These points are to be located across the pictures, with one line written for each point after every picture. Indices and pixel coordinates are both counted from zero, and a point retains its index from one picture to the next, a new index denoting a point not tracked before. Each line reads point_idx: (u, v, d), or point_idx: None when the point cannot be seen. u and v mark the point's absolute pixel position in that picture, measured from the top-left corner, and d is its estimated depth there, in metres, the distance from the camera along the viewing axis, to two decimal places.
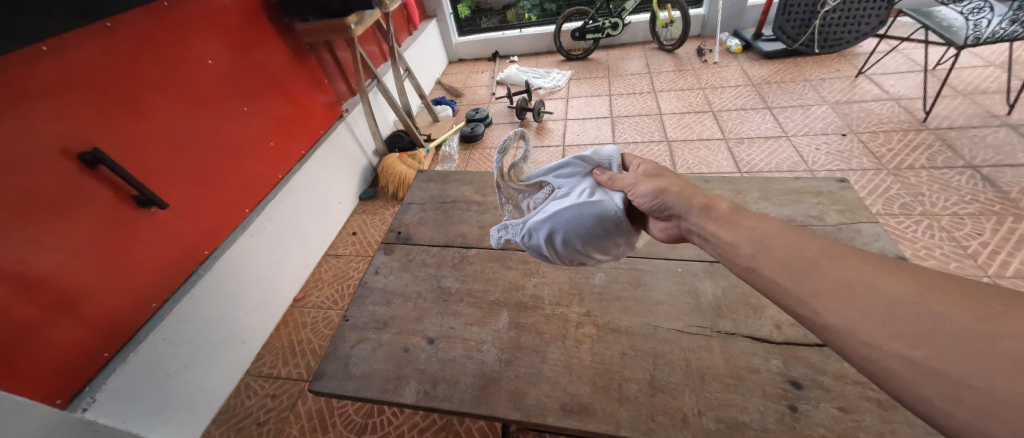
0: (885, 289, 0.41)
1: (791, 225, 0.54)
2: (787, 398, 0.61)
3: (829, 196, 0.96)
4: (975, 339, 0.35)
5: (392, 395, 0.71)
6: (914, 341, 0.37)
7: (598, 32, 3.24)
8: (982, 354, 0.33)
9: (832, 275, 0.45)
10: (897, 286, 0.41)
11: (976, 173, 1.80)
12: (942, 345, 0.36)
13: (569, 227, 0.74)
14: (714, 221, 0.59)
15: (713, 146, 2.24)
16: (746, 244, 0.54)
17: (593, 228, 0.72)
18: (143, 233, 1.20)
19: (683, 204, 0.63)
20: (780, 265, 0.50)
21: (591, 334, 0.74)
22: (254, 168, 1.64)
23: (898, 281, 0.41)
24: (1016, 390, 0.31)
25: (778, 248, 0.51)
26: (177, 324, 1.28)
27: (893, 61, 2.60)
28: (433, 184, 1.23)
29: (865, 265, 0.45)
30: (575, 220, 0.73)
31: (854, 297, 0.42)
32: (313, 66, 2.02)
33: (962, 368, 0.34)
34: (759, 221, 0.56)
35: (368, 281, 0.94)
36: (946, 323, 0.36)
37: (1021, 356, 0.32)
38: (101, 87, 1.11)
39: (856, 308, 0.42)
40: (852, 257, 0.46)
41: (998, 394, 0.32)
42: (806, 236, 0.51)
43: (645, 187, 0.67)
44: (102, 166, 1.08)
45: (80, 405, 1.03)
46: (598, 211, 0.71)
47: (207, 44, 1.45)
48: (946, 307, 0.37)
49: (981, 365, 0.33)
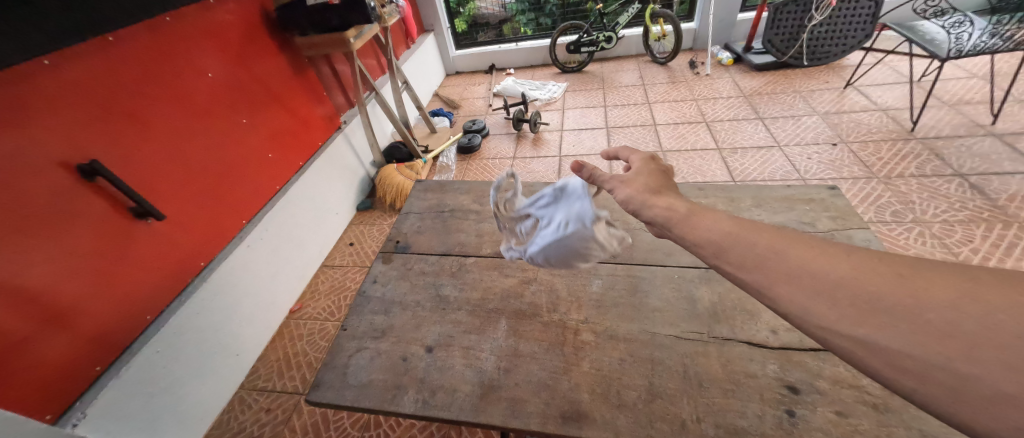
0: (828, 274, 0.43)
1: (741, 219, 0.54)
2: (784, 402, 0.61)
3: (821, 203, 0.97)
4: (909, 313, 0.37)
5: (391, 405, 0.70)
6: (864, 323, 0.39)
7: (593, 45, 3.32)
8: (922, 331, 0.36)
9: (784, 266, 0.46)
10: (838, 268, 0.43)
11: (964, 181, 1.83)
12: (887, 325, 0.38)
13: (542, 246, 0.80)
14: (677, 224, 0.58)
15: (707, 156, 2.27)
16: (705, 244, 0.54)
17: (562, 250, 0.78)
18: (139, 245, 1.19)
19: (649, 208, 0.63)
20: (739, 259, 0.50)
21: (590, 341, 0.74)
22: (253, 179, 1.65)
23: (838, 265, 0.43)
24: (969, 364, 0.33)
25: (732, 245, 0.51)
26: (172, 336, 1.27)
27: (880, 73, 2.67)
28: (431, 193, 1.24)
29: (808, 251, 0.46)
30: (562, 252, 0.78)
31: (804, 284, 0.44)
32: (312, 78, 2.04)
33: (909, 346, 0.36)
34: (713, 217, 0.56)
35: (366, 291, 0.94)
36: (886, 301, 0.39)
37: (956, 330, 0.34)
38: (100, 100, 1.12)
39: (805, 295, 0.43)
40: (795, 244, 0.47)
41: (957, 369, 0.33)
42: (754, 228, 0.52)
43: (623, 193, 0.66)
44: (100, 178, 1.09)
45: (70, 421, 1.02)
46: (566, 237, 0.76)
47: (208, 57, 1.47)
48: (880, 285, 0.40)
49: (924, 340, 0.36)
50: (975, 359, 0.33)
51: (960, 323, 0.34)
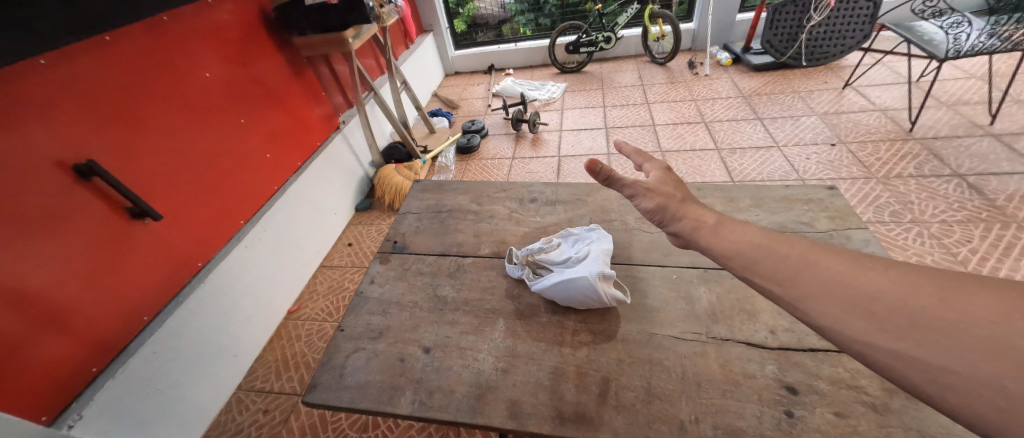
0: (862, 286, 0.42)
1: (776, 232, 0.53)
2: (783, 403, 0.61)
3: (819, 203, 0.96)
4: (945, 326, 0.36)
5: (388, 406, 0.70)
6: (898, 333, 0.38)
7: (592, 46, 3.32)
8: (957, 342, 0.35)
9: (816, 277, 0.45)
10: (872, 281, 0.42)
11: (963, 181, 1.84)
12: (923, 336, 0.36)
13: (546, 282, 0.79)
14: (705, 234, 0.58)
15: (706, 156, 2.27)
16: (734, 255, 0.54)
17: (564, 293, 0.77)
18: (136, 246, 1.19)
19: (678, 220, 0.62)
20: (768, 271, 0.50)
21: (588, 342, 0.74)
22: (252, 179, 1.65)
23: (872, 278, 0.42)
24: (1001, 373, 0.32)
25: (763, 257, 0.51)
26: (170, 337, 1.27)
27: (879, 74, 2.68)
28: (429, 193, 1.24)
29: (843, 264, 0.45)
30: (560, 302, 0.80)
31: (837, 295, 0.43)
32: (310, 78, 2.04)
33: (944, 357, 0.35)
34: (745, 230, 0.56)
35: (364, 291, 0.93)
36: (923, 314, 0.37)
37: (993, 341, 0.33)
38: (97, 99, 1.11)
39: (837, 306, 0.42)
40: (830, 257, 0.47)
41: (987, 378, 0.32)
42: (788, 241, 0.52)
43: (648, 201, 0.64)
44: (96, 178, 1.08)
45: (65, 422, 1.01)
46: (574, 279, 0.75)
47: (207, 57, 1.47)
48: (917, 299, 0.39)
49: (959, 352, 0.34)
50: (992, 367, 0.32)
51: (998, 333, 0.33)
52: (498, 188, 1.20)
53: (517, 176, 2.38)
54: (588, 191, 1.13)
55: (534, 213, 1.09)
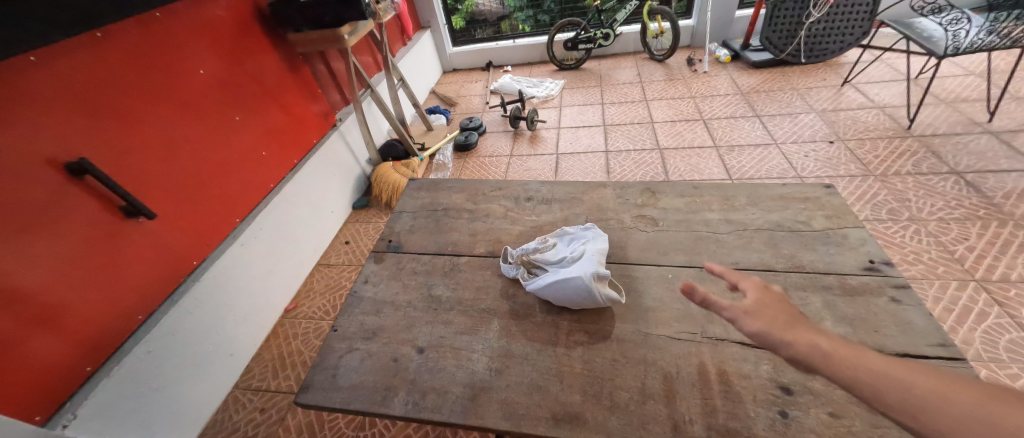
0: (902, 381, 0.41)
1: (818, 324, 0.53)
2: (777, 404, 0.60)
3: (816, 202, 0.96)
4: (980, 420, 0.34)
5: (381, 407, 0.69)
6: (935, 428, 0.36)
7: (590, 42, 3.30)
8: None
9: (853, 368, 0.45)
10: (912, 378, 0.41)
11: (960, 178, 1.83)
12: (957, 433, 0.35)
13: (541, 282, 0.79)
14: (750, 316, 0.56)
15: (704, 154, 2.26)
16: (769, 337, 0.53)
17: (559, 292, 0.77)
18: (130, 245, 1.18)
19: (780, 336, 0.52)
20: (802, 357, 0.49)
21: (583, 342, 0.73)
22: (248, 177, 1.64)
23: (912, 375, 0.41)
24: None
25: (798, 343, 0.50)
26: (164, 336, 1.26)
27: (877, 70, 2.67)
28: (424, 192, 1.23)
29: (880, 359, 0.45)
30: (555, 302, 0.80)
31: (875, 388, 0.42)
32: (306, 75, 2.03)
33: None
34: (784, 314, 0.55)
35: (358, 291, 0.93)
36: (961, 413, 0.36)
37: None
38: (88, 97, 1.10)
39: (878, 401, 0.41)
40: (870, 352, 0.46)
41: None
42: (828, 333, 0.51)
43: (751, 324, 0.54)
44: (89, 176, 1.07)
45: (60, 422, 1.00)
46: (568, 279, 0.75)
47: (201, 54, 1.46)
48: (956, 399, 0.37)
49: None
50: None
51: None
52: (494, 187, 1.19)
53: (514, 174, 2.37)
54: (583, 189, 1.12)
55: (530, 212, 1.08)
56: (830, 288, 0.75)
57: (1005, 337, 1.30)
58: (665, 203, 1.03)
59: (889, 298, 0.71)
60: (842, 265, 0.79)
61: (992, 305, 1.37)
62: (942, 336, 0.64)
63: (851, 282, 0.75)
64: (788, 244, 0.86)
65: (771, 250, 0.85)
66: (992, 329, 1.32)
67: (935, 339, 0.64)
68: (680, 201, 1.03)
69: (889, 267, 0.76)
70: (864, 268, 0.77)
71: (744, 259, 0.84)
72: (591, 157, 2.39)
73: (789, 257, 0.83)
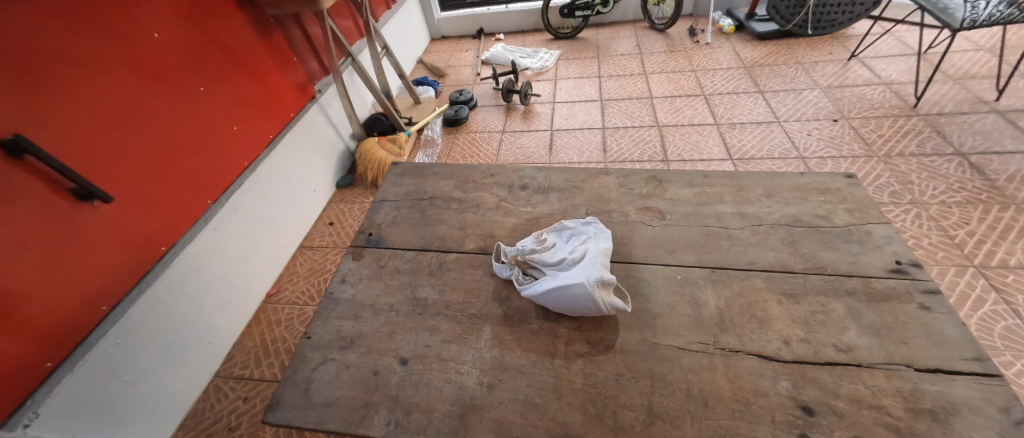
0: None
1: None
2: (798, 426, 0.55)
3: (837, 194, 0.89)
4: None
5: (359, 428, 0.63)
6: None
7: (587, 9, 3.11)
8: None
9: None
10: None
11: (964, 160, 1.78)
12: None
13: (538, 289, 0.72)
14: None
15: (705, 131, 2.17)
16: None
17: (557, 299, 0.70)
18: (83, 231, 1.06)
19: None
20: None
21: (583, 353, 0.67)
22: (218, 155, 1.50)
23: None
24: None
25: None
26: (133, 328, 1.18)
27: (886, 44, 2.56)
28: (408, 179, 1.13)
29: None
30: (551, 308, 0.72)
31: None
32: (279, 41, 1.85)
33: None
34: None
35: (334, 292, 0.85)
36: None
37: None
38: (17, 61, 0.94)
39: None
40: None
41: None
42: None
43: None
44: (28, 155, 0.94)
45: (21, 421, 0.92)
46: (567, 286, 0.69)
47: (155, 13, 1.28)
48: None
49: None
50: None
51: None
52: (485, 174, 1.10)
53: (506, 152, 2.26)
54: (583, 177, 1.04)
55: (524, 202, 1.00)
56: (854, 293, 0.69)
57: (1001, 324, 1.28)
58: (672, 194, 0.95)
59: (918, 305, 0.66)
60: (867, 266, 0.73)
61: (990, 291, 1.36)
62: (976, 350, 0.59)
63: (876, 286, 0.70)
64: (807, 242, 0.79)
65: (789, 249, 0.79)
66: (989, 316, 1.30)
67: (968, 353, 0.59)
68: (688, 191, 0.95)
69: (917, 269, 0.71)
70: (890, 271, 0.72)
71: (760, 259, 0.78)
72: (586, 134, 2.29)
73: (809, 257, 0.76)
